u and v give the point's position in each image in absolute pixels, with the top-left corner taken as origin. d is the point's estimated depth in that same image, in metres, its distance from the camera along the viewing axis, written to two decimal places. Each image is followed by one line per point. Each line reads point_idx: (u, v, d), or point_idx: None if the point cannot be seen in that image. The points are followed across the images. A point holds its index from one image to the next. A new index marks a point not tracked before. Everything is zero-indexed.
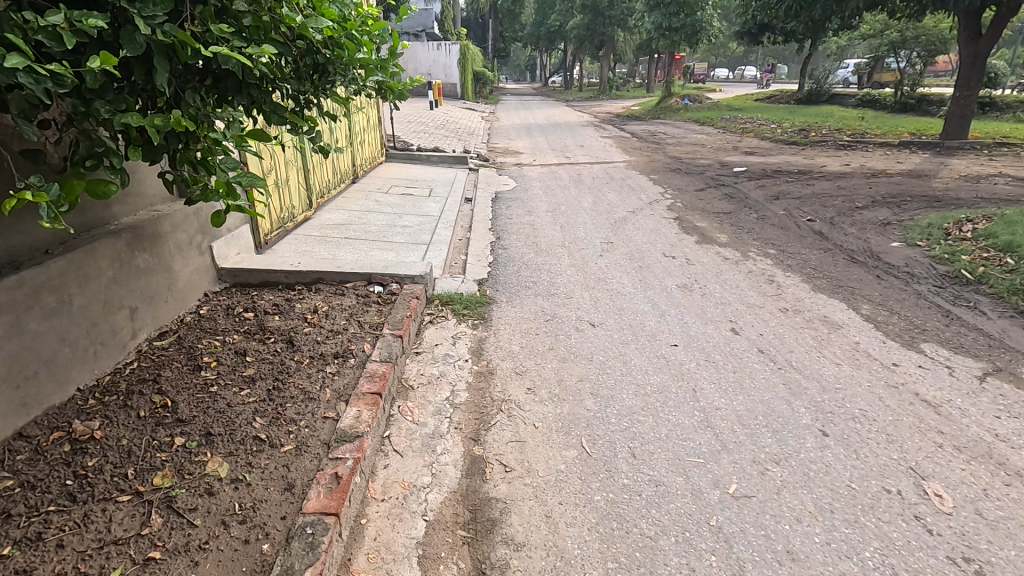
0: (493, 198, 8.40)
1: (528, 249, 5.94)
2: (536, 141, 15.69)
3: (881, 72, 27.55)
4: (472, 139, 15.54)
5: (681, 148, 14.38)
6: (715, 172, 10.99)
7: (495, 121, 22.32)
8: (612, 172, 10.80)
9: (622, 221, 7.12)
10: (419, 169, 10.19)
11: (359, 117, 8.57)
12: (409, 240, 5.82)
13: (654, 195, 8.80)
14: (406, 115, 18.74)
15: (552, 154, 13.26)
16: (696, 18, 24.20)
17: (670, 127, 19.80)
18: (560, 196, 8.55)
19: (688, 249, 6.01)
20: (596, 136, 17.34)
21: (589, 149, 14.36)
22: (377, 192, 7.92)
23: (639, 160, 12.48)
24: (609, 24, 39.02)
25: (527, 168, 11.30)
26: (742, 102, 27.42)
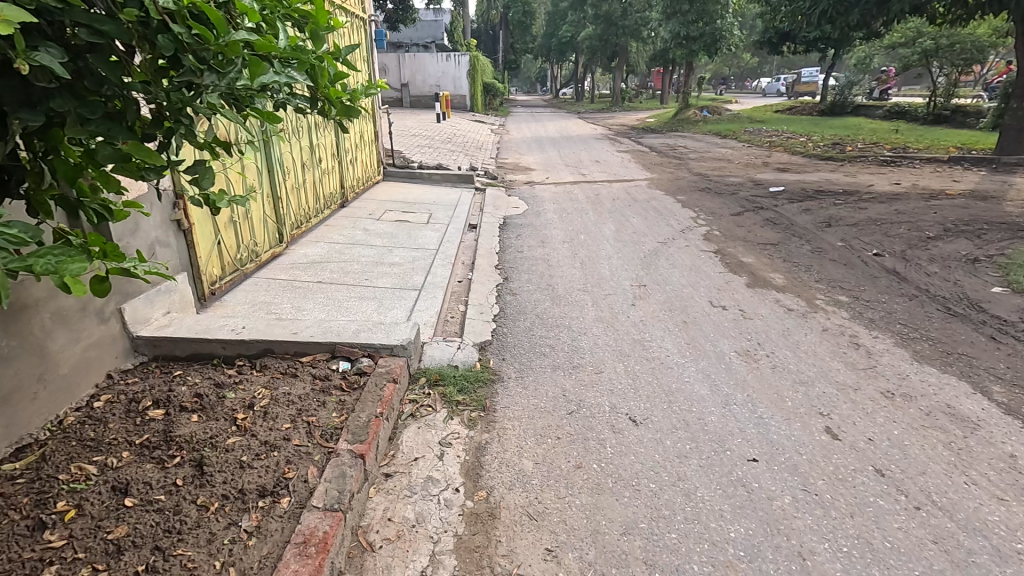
0: (500, 225, 7.33)
1: (542, 295, 4.84)
2: (548, 156, 14.65)
3: (910, 82, 26.29)
4: (480, 154, 14.53)
5: (706, 164, 13.28)
6: (749, 192, 9.86)
7: (504, 134, 21.35)
8: (633, 192, 9.70)
9: (652, 256, 6.02)
10: (419, 190, 9.15)
11: (348, 134, 7.57)
12: (398, 285, 4.75)
13: (685, 222, 7.68)
14: (411, 129, 17.78)
15: (566, 171, 12.17)
16: (715, 27, 23.15)
17: (690, 140, 18.68)
18: (578, 223, 7.44)
19: (739, 297, 4.88)
20: (612, 151, 16.26)
21: (606, 165, 13.30)
22: (367, 219, 6.88)
23: (662, 178, 11.35)
24: (622, 34, 38.06)
25: (539, 187, 10.23)
26: (763, 114, 26.27)
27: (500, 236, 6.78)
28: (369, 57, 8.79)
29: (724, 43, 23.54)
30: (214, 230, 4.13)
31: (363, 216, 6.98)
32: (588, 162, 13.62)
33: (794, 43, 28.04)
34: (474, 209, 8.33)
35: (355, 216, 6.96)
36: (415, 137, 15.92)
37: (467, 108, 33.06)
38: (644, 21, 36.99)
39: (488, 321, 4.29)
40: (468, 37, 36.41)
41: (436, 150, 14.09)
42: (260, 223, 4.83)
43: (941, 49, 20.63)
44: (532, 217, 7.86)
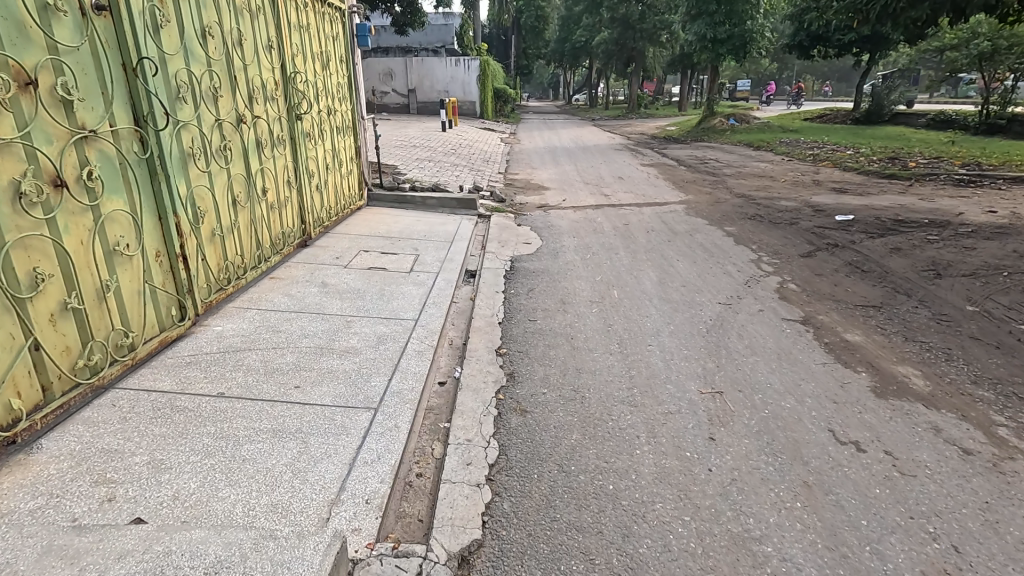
0: (506, 272, 5.66)
1: (565, 417, 3.14)
2: (564, 170, 12.99)
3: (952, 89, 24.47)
4: (487, 169, 12.92)
5: (746, 182, 11.54)
6: (811, 222, 8.09)
7: (515, 144, 19.74)
8: (670, 221, 7.96)
9: (717, 332, 4.30)
10: (408, 218, 7.48)
11: (311, 153, 5.94)
12: (342, 402, 3.07)
13: (746, 268, 5.95)
14: (411, 139, 16.15)
15: (585, 191, 10.44)
16: (744, 29, 21.31)
17: (720, 152, 16.91)
18: (607, 270, 5.73)
19: (873, 421, 3.14)
20: (635, 164, 14.54)
21: (631, 182, 11.61)
22: (328, 268, 5.21)
23: (700, 202, 9.61)
24: (639, 38, 36.32)
25: (554, 214, 8.54)
26: (793, 122, 24.43)
27: (505, 292, 5.08)
28: (347, 57, 7.18)
29: (755, 46, 21.68)
30: (20, 332, 2.47)
31: (325, 264, 5.32)
32: (610, 179, 11.90)
33: (828, 46, 26.09)
34: (474, 245, 6.65)
35: (314, 263, 5.30)
36: (414, 149, 14.27)
37: (476, 114, 31.58)
38: (663, 24, 35.18)
39: (477, 483, 2.57)
40: (478, 40, 34.88)
41: (437, 165, 12.44)
42: (135, 300, 3.19)
43: (999, 51, 18.64)
44: (547, 258, 6.16)
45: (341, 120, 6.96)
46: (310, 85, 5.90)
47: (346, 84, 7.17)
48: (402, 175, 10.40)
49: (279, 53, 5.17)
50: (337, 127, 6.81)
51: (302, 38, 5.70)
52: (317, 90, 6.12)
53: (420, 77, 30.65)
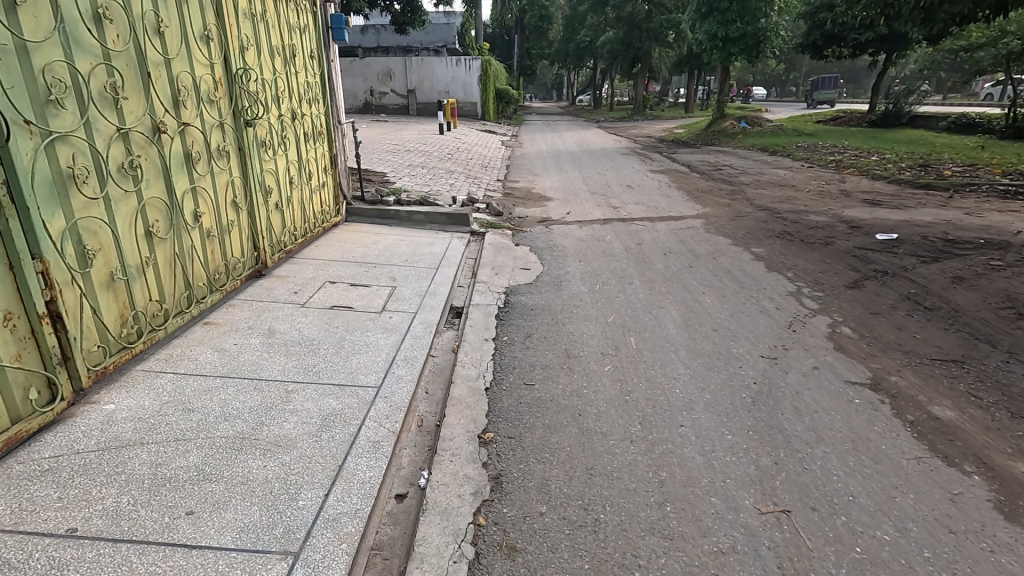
0: (499, 310, 4.69)
1: (571, 561, 2.18)
2: (569, 178, 12.05)
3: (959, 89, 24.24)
4: (485, 176, 11.98)
5: (767, 193, 10.58)
6: (850, 241, 7.11)
7: (517, 148, 18.81)
8: (689, 241, 7.01)
9: (765, 404, 3.34)
10: (389, 238, 6.53)
11: (268, 165, 5.00)
12: (248, 545, 2.12)
13: (786, 304, 4.97)
14: (406, 142, 15.21)
15: (591, 203, 9.46)
16: (758, 27, 20.28)
17: (734, 158, 15.91)
18: (620, 308, 4.77)
19: (1017, 571, 2.17)
20: (645, 171, 13.55)
21: (642, 192, 10.67)
22: (280, 310, 4.25)
23: (719, 216, 8.62)
24: (645, 37, 35.27)
25: (557, 231, 7.58)
26: (807, 125, 23.45)
27: (495, 339, 4.13)
28: (319, 53, 6.24)
29: (768, 45, 20.66)
30: None
31: (277, 304, 4.37)
32: (618, 188, 10.92)
33: (843, 46, 25.07)
34: (464, 273, 5.70)
35: (263, 304, 4.34)
36: (407, 154, 13.33)
37: (477, 116, 30.64)
38: (671, 23, 34.11)
39: None
40: (480, 39, 33.92)
41: (430, 172, 11.49)
42: None
43: None
44: (549, 290, 5.21)
45: (311, 126, 6.02)
46: (267, 84, 4.96)
47: (317, 84, 6.23)
48: (389, 184, 9.45)
49: (221, 45, 4.24)
50: (305, 135, 5.86)
51: (255, 28, 4.76)
52: (278, 91, 5.18)
53: (419, 77, 29.72)
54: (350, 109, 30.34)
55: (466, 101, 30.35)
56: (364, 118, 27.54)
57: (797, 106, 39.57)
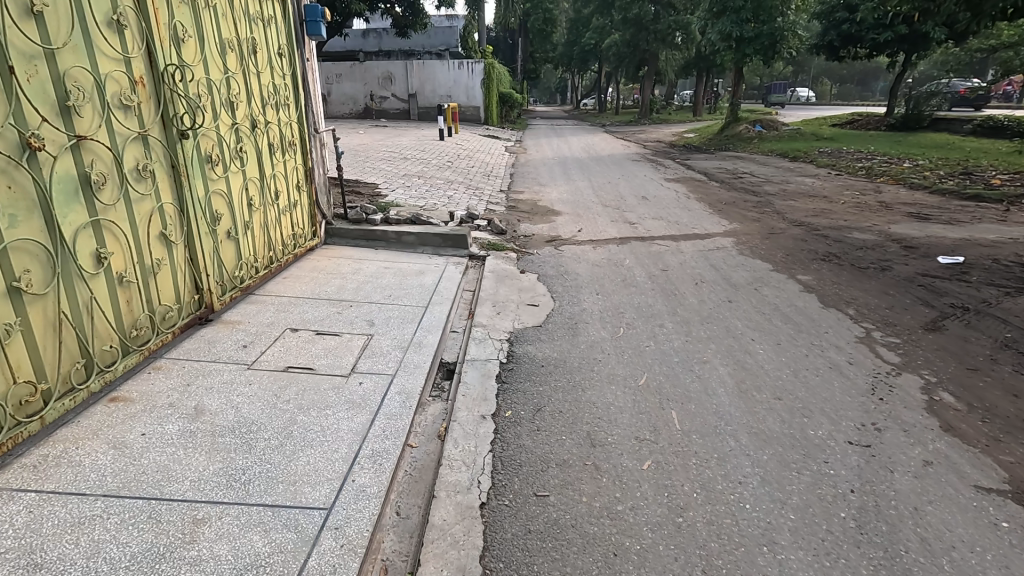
0: (500, 367, 3.73)
1: None
2: (578, 188, 11.12)
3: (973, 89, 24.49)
4: (487, 187, 11.07)
5: (798, 205, 9.61)
6: (909, 266, 6.12)
7: (522, 154, 17.92)
8: (723, 268, 6.05)
9: (877, 531, 2.36)
10: (372, 265, 5.57)
11: (215, 185, 4.03)
12: None
13: (859, 356, 3.99)
14: (403, 150, 14.30)
15: (604, 218, 8.50)
16: (774, 27, 19.30)
17: (753, 164, 14.93)
18: (652, 364, 3.80)
19: None
20: (659, 179, 12.61)
21: (659, 204, 9.73)
22: (216, 377, 3.28)
23: (750, 234, 7.65)
24: (653, 39, 34.28)
25: (568, 253, 6.63)
26: (824, 129, 22.45)
27: (495, 415, 3.16)
28: (289, 49, 5.30)
29: (785, 45, 19.66)
30: None
31: (215, 367, 3.40)
32: (632, 200, 9.97)
33: (860, 46, 24.11)
34: (459, 312, 4.74)
35: (197, 366, 3.37)
36: (404, 162, 12.41)
37: (480, 120, 29.74)
38: (679, 25, 33.13)
39: None
40: (483, 42, 33.09)
41: (427, 182, 10.55)
42: None
43: None
44: (563, 336, 4.25)
45: (278, 135, 5.06)
46: (214, 85, 4.00)
47: (286, 85, 5.27)
48: (380, 198, 8.51)
49: (141, 32, 3.27)
50: (270, 146, 4.90)
51: (196, 15, 3.82)
52: (230, 93, 4.23)
53: (421, 81, 28.91)
54: (349, 114, 29.52)
55: (469, 105, 29.46)
56: (363, 123, 26.74)
57: (808, 109, 38.55)
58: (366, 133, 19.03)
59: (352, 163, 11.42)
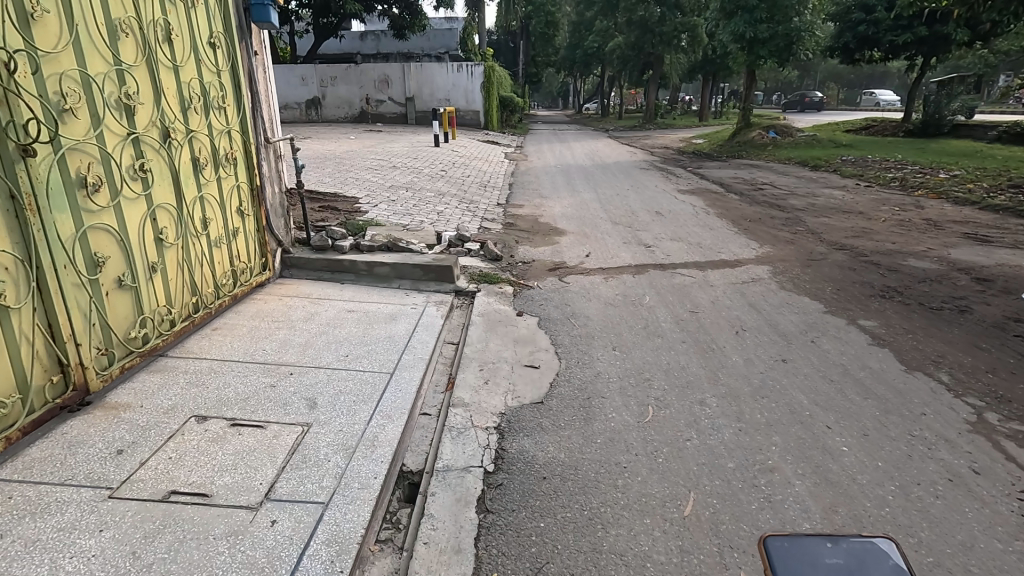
0: (483, 483, 2.64)
1: None
2: (584, 201, 10.03)
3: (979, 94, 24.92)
4: (483, 199, 9.99)
5: (833, 223, 8.51)
6: (992, 306, 5.02)
7: (522, 161, 16.82)
8: (764, 310, 4.94)
9: None
10: (330, 309, 4.47)
11: (93, 218, 2.93)
12: None
13: (983, 458, 2.88)
14: (393, 157, 13.22)
15: (615, 239, 7.42)
16: (790, 27, 18.18)
17: (771, 174, 13.82)
18: (699, 476, 2.72)
19: None
20: (672, 191, 11.52)
21: (675, 221, 8.63)
22: (52, 517, 2.18)
23: (787, 260, 6.56)
24: (658, 42, 33.20)
25: (576, 287, 5.54)
26: (840, 135, 21.37)
27: None
28: (224, 39, 4.21)
29: (801, 46, 18.54)
30: None
31: (59, 495, 2.29)
32: (645, 216, 8.88)
33: (877, 49, 23.03)
34: (436, 378, 3.64)
35: (31, 496, 2.27)
36: (392, 171, 11.33)
37: (480, 125, 28.69)
38: (686, 27, 32.04)
39: None
40: (482, 44, 32.05)
41: (415, 195, 9.47)
42: None
43: None
44: (572, 422, 3.15)
45: (207, 148, 3.97)
46: (92, 81, 2.91)
47: (221, 85, 4.19)
48: (357, 218, 7.43)
49: None
50: (194, 163, 3.81)
51: None
52: (124, 93, 3.14)
53: (418, 84, 27.88)
54: (344, 118, 28.49)
55: (468, 109, 28.40)
56: (358, 127, 25.67)
57: (817, 113, 37.49)
58: (357, 138, 17.95)
59: (333, 173, 10.33)
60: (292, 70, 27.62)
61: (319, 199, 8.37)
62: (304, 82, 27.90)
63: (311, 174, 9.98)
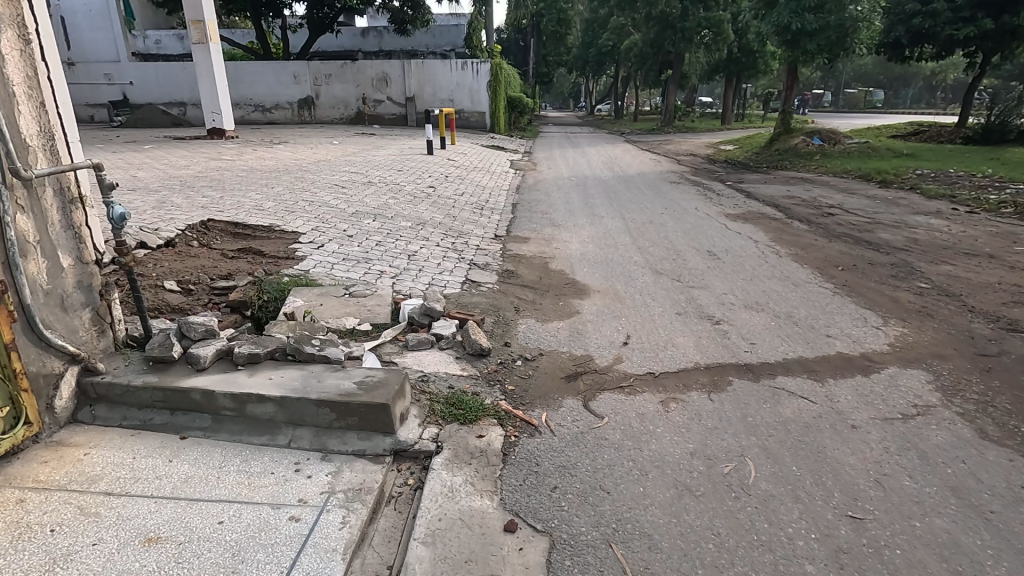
0: None
1: None
2: (609, 234, 7.64)
3: None
4: (476, 230, 7.64)
5: (964, 273, 6.06)
6: None
7: (530, 171, 14.43)
8: (995, 512, 2.52)
9: None
10: (103, 547, 2.10)
11: None
12: None
13: None
14: (372, 168, 10.88)
15: (662, 307, 5.02)
16: (844, 16, 15.49)
17: (833, 192, 11.36)
18: None
19: None
20: (719, 217, 9.10)
21: (739, 268, 6.23)
22: None
23: (943, 354, 4.14)
24: (679, 39, 30.53)
25: (615, 428, 3.15)
26: (894, 142, 18.79)
27: None
28: None
29: (855, 40, 15.89)
30: None
31: None
32: (696, 260, 6.47)
33: (933, 44, 20.39)
34: None
35: None
36: (365, 189, 8.94)
37: (486, 128, 25.95)
38: (710, 21, 29.22)
39: None
40: (488, 41, 29.56)
41: (384, 226, 7.11)
42: None
43: None
44: None
45: None
46: None
47: None
48: (282, 276, 5.04)
49: None
50: None
51: None
52: None
53: (420, 83, 25.48)
54: (340, 119, 26.26)
55: (473, 110, 25.78)
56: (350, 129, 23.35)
57: (849, 117, 34.83)
58: (342, 143, 15.59)
59: (284, 194, 7.96)
60: (283, 67, 25.40)
61: (242, 240, 6.01)
62: (296, 80, 25.69)
63: (252, 195, 7.61)
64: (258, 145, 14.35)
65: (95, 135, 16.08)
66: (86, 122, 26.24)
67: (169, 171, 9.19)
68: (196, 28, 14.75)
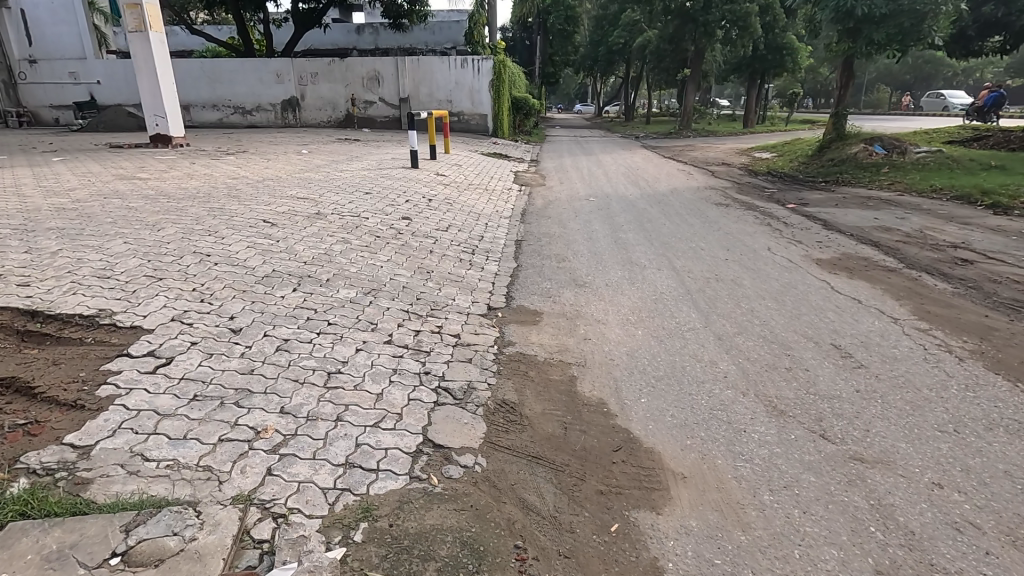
0: None
1: None
2: (664, 308, 4.91)
3: None
4: (460, 300, 4.96)
5: None
6: None
7: (537, 188, 11.72)
8: None
9: None
10: None
11: None
12: None
13: None
14: (329, 191, 8.19)
15: (838, 548, 2.31)
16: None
17: (941, 220, 8.57)
18: None
19: None
20: (809, 266, 6.37)
21: (920, 399, 3.48)
22: None
23: None
24: (700, 34, 27.73)
25: None
26: (965, 149, 15.92)
27: None
28: None
29: (933, 27, 13.06)
30: None
31: None
32: (830, 377, 3.75)
33: (1007, 35, 17.50)
34: None
35: None
36: (304, 227, 6.25)
37: (488, 132, 23.20)
38: (735, 15, 26.34)
39: None
40: (491, 36, 26.85)
41: (307, 300, 4.41)
42: None
43: None
44: None
45: None
46: None
47: None
48: (9, 485, 2.28)
49: None
50: None
51: None
52: None
53: (415, 82, 22.71)
54: (327, 122, 23.66)
55: (474, 112, 23.06)
56: (335, 134, 20.68)
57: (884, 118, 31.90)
58: (311, 151, 12.90)
59: (170, 239, 5.30)
60: (264, 65, 22.84)
61: (23, 350, 3.33)
62: (277, 80, 23.12)
63: (113, 246, 4.93)
64: (205, 155, 11.66)
65: (20, 142, 13.49)
66: (50, 124, 23.62)
67: (32, 199, 6.54)
68: (132, 12, 12.03)
